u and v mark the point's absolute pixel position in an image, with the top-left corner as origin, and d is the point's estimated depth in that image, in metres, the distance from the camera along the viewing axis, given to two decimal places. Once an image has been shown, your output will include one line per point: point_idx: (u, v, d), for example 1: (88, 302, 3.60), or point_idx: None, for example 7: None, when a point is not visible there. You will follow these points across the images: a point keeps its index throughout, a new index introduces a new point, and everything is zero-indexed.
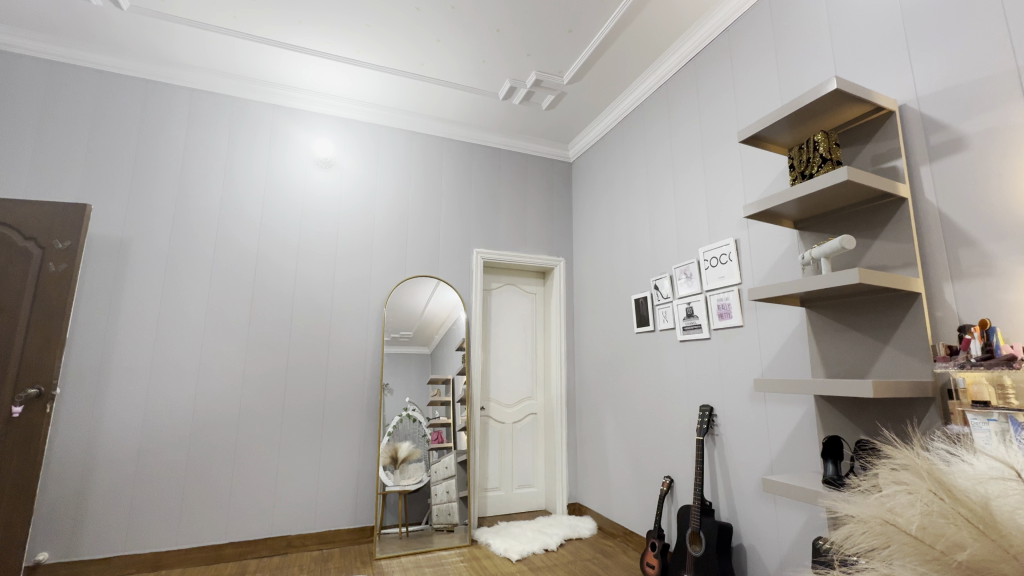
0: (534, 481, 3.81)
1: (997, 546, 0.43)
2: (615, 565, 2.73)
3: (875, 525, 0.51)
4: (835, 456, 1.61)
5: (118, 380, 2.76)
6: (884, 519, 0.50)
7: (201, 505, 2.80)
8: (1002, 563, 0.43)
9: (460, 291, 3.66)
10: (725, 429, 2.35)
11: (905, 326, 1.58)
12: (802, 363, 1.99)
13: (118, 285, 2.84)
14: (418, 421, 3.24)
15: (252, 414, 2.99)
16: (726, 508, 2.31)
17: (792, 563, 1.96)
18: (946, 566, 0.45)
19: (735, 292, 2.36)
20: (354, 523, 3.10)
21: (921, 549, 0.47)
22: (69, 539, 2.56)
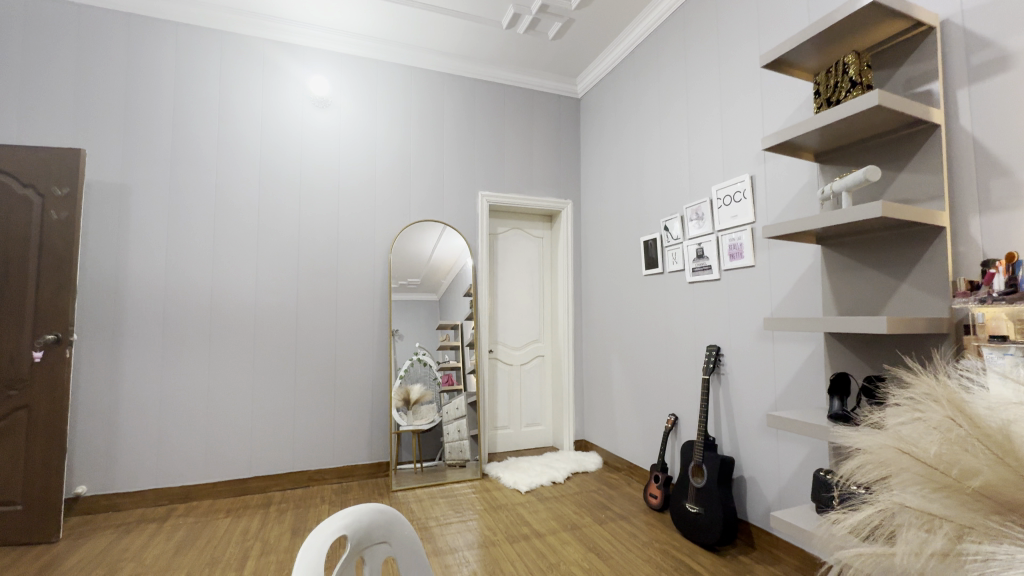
0: (542, 419, 3.93)
1: (1009, 470, 0.41)
2: (619, 496, 2.87)
3: (886, 454, 0.49)
4: (841, 392, 1.63)
5: (132, 327, 2.81)
6: (898, 448, 0.48)
7: (224, 444, 2.94)
8: (1013, 486, 0.41)
9: (466, 236, 3.61)
10: (731, 368, 2.37)
11: (925, 262, 1.52)
12: (813, 301, 1.96)
13: (121, 232, 2.82)
14: (428, 364, 3.33)
15: (266, 359, 3.06)
16: (728, 442, 2.37)
17: (791, 493, 2.03)
18: (959, 493, 0.44)
19: (748, 231, 2.29)
20: (370, 459, 3.25)
21: (936, 478, 0.45)
22: (104, 474, 2.71)
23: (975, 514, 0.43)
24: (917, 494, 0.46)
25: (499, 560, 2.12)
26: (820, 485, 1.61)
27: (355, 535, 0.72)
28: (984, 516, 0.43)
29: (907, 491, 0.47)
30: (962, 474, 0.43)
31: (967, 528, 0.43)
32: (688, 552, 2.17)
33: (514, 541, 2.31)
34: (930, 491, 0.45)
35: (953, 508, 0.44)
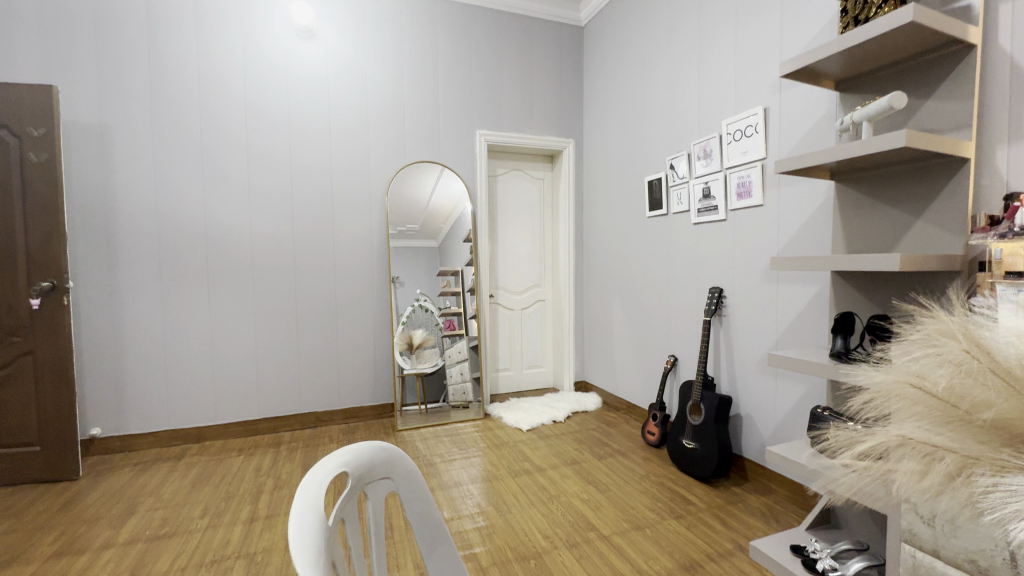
0: (543, 362, 4.00)
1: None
2: (617, 433, 2.96)
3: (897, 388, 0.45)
4: (845, 331, 1.61)
5: (128, 275, 2.78)
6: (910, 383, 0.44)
7: (230, 387, 3.00)
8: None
9: (465, 180, 3.50)
10: (733, 310, 2.36)
11: (943, 198, 1.45)
12: (822, 240, 1.90)
13: (107, 176, 2.72)
14: (429, 310, 3.34)
15: (267, 306, 3.06)
16: (727, 382, 2.41)
17: (786, 430, 2.08)
18: (967, 425, 0.40)
19: (758, 167, 2.19)
20: (376, 401, 3.33)
21: (942, 411, 0.41)
22: (116, 417, 2.79)
23: (982, 446, 0.39)
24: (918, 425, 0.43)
25: (501, 493, 2.21)
26: (816, 421, 1.64)
27: (355, 471, 0.71)
28: (993, 447, 0.39)
29: (911, 425, 0.44)
30: (972, 407, 0.39)
31: (972, 460, 0.40)
32: (683, 485, 2.25)
33: (517, 475, 2.40)
34: (937, 424, 0.42)
35: (957, 439, 0.40)
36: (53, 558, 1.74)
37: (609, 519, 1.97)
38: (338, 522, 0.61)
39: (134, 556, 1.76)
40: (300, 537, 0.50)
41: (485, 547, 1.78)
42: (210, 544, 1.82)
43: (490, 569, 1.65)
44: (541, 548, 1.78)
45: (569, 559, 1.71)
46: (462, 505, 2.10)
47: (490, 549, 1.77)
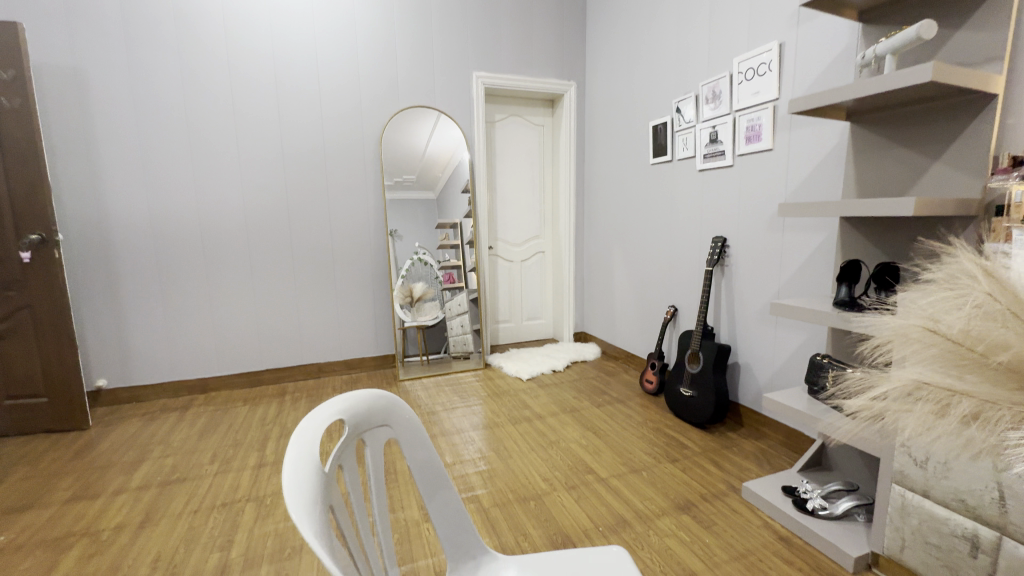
0: (542, 313, 4.01)
1: None
2: (616, 382, 3.01)
3: (908, 333, 0.42)
4: (850, 279, 1.59)
5: (118, 226, 2.72)
6: (921, 328, 0.40)
7: (231, 338, 3.01)
8: None
9: (462, 127, 3.36)
10: (736, 259, 2.33)
11: (965, 138, 1.38)
12: (832, 186, 1.84)
13: (87, 123, 2.60)
14: (429, 264, 3.32)
15: (263, 258, 3.02)
16: (726, 331, 2.41)
17: (783, 378, 2.10)
18: (984, 367, 0.37)
19: (769, 109, 2.08)
20: (377, 352, 3.37)
21: (954, 353, 0.39)
22: (121, 369, 2.82)
23: (998, 390, 0.37)
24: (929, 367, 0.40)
25: (502, 439, 2.27)
26: (814, 368, 1.65)
27: (352, 420, 0.69)
28: (1008, 391, 0.37)
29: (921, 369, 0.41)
30: (991, 348, 0.37)
31: (988, 404, 0.37)
32: (679, 430, 2.31)
33: (517, 422, 2.46)
34: (949, 367, 0.39)
35: (971, 383, 0.38)
36: (70, 502, 1.80)
37: (607, 463, 2.03)
38: (335, 469, 0.60)
39: (148, 500, 1.82)
40: (294, 485, 0.48)
41: (487, 490, 1.84)
42: (220, 488, 1.89)
43: (492, 510, 1.71)
44: (541, 490, 1.84)
45: (568, 500, 1.77)
46: (464, 451, 2.15)
47: (491, 491, 1.83)
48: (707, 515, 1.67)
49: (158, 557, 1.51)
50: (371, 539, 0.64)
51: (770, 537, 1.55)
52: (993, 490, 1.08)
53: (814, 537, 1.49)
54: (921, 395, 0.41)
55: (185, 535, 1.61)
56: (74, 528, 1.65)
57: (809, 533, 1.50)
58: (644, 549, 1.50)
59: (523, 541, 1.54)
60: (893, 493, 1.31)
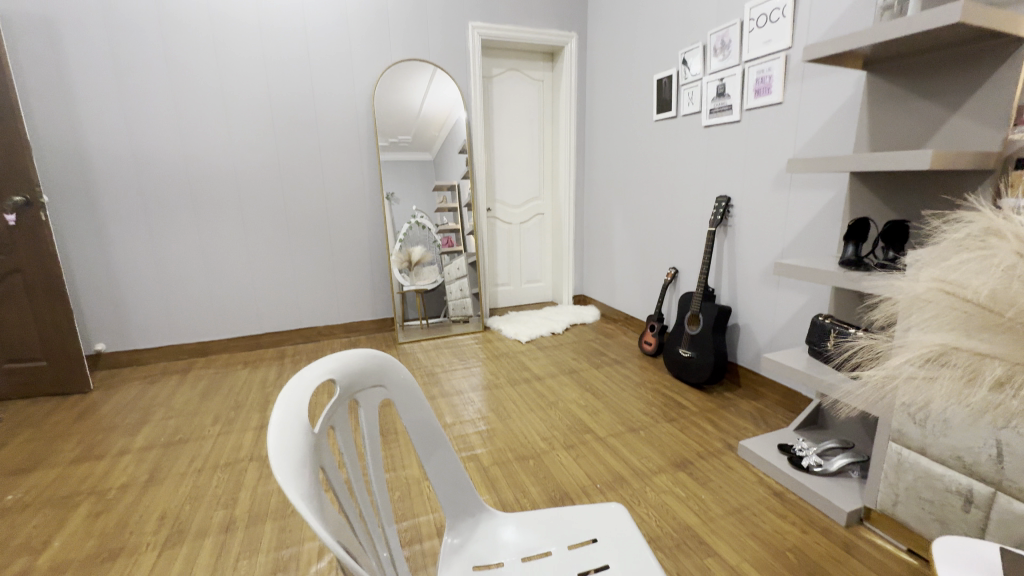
0: (541, 276, 3.98)
1: None
2: (614, 344, 3.01)
3: (925, 296, 0.42)
4: (857, 238, 1.54)
5: (105, 188, 2.65)
6: (940, 289, 0.41)
7: (228, 302, 2.99)
8: None
9: (458, 82, 3.21)
10: (739, 219, 2.27)
11: (990, 87, 1.30)
12: (844, 142, 1.76)
13: (63, 78, 2.48)
14: (427, 228, 3.26)
15: (256, 221, 2.96)
16: (727, 293, 2.39)
17: (783, 339, 2.09)
18: (1011, 330, 0.38)
19: (781, 59, 1.97)
20: (375, 315, 3.36)
21: (979, 317, 0.39)
22: (119, 333, 2.81)
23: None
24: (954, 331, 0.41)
25: (502, 400, 2.28)
26: (816, 329, 1.63)
27: (343, 379, 0.67)
28: None
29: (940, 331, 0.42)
30: (1020, 312, 0.37)
31: (1018, 365, 0.39)
32: (677, 391, 2.32)
33: (516, 383, 2.47)
34: (972, 329, 0.40)
35: (1001, 345, 0.39)
36: (75, 463, 1.83)
37: (605, 423, 2.05)
38: (326, 429, 0.58)
39: (152, 460, 1.84)
40: (280, 447, 0.46)
41: (486, 449, 1.87)
42: (223, 448, 1.91)
43: (492, 468, 1.74)
44: (540, 449, 1.86)
45: (566, 458, 1.79)
46: (464, 411, 2.17)
47: (491, 450, 1.86)
48: (703, 472, 1.69)
49: (164, 514, 1.54)
50: (367, 497, 0.64)
51: (765, 492, 1.58)
52: (991, 445, 1.08)
53: (807, 493, 1.52)
54: (948, 358, 0.42)
55: (189, 494, 1.64)
56: (80, 488, 1.68)
57: (803, 489, 1.53)
58: (641, 504, 1.53)
59: (522, 498, 1.56)
60: (889, 451, 1.32)
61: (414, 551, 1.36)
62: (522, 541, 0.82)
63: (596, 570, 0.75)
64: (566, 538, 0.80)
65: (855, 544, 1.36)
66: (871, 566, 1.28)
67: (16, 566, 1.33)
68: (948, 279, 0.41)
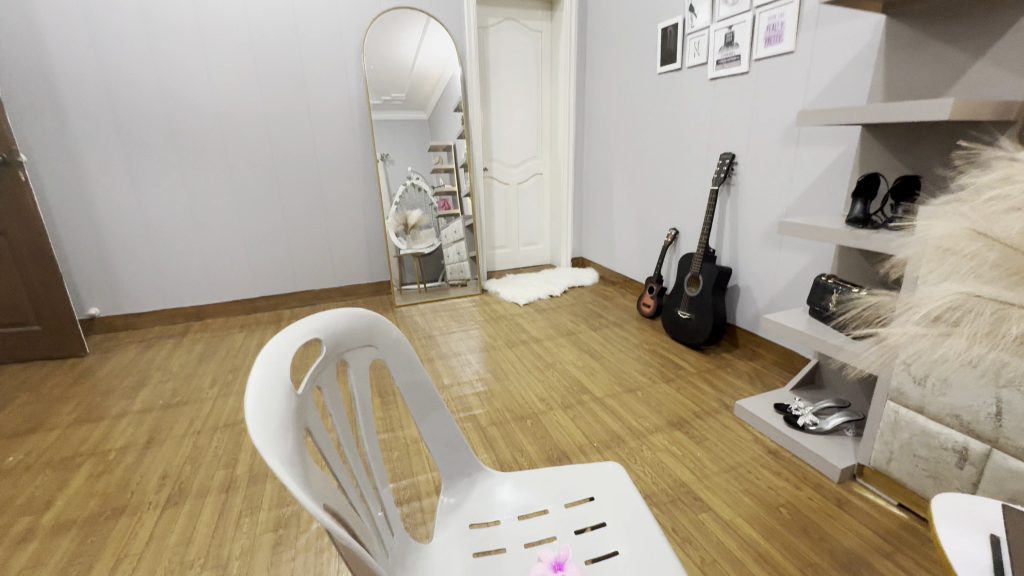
0: (539, 238, 3.92)
1: None
2: (613, 306, 3.00)
3: (950, 240, 0.38)
4: (866, 195, 1.49)
5: (87, 149, 2.55)
6: (970, 231, 0.37)
7: (221, 265, 2.94)
8: None
9: (452, 33, 3.05)
10: (743, 178, 2.20)
11: (1019, 30, 1.21)
12: (857, 93, 1.68)
13: (30, 27, 2.33)
14: (423, 190, 3.17)
15: (246, 183, 2.87)
16: (728, 254, 2.35)
17: (783, 300, 2.07)
18: None
19: (794, 4, 1.85)
20: (371, 279, 3.32)
21: (1011, 262, 0.35)
22: (112, 297, 2.78)
23: None
24: (984, 283, 0.37)
25: (499, 362, 2.28)
26: (818, 289, 1.60)
27: (330, 338, 0.63)
28: None
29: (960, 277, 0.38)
30: None
31: None
32: (675, 352, 2.32)
33: (514, 345, 2.47)
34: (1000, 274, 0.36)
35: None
36: (74, 425, 1.83)
37: (602, 383, 2.06)
38: (312, 389, 0.55)
39: (151, 422, 1.85)
40: (258, 408, 0.43)
41: (484, 409, 1.87)
42: (222, 410, 1.92)
43: (489, 428, 1.75)
44: (537, 409, 1.87)
45: (564, 418, 1.80)
46: (462, 373, 2.18)
47: (489, 410, 1.87)
48: (699, 431, 1.71)
49: (165, 474, 1.55)
50: (359, 458, 0.62)
51: (760, 450, 1.59)
52: (990, 405, 1.07)
53: (802, 450, 1.53)
54: (968, 305, 0.38)
55: (190, 454, 1.65)
56: (80, 449, 1.69)
57: (799, 447, 1.55)
58: (637, 462, 1.55)
59: (520, 457, 1.58)
60: (886, 410, 1.32)
61: (413, 508, 1.38)
62: (518, 500, 0.81)
63: (593, 528, 0.74)
64: (563, 497, 0.80)
65: (847, 499, 1.38)
66: (862, 520, 1.30)
67: (20, 525, 1.35)
68: (977, 220, 0.37)
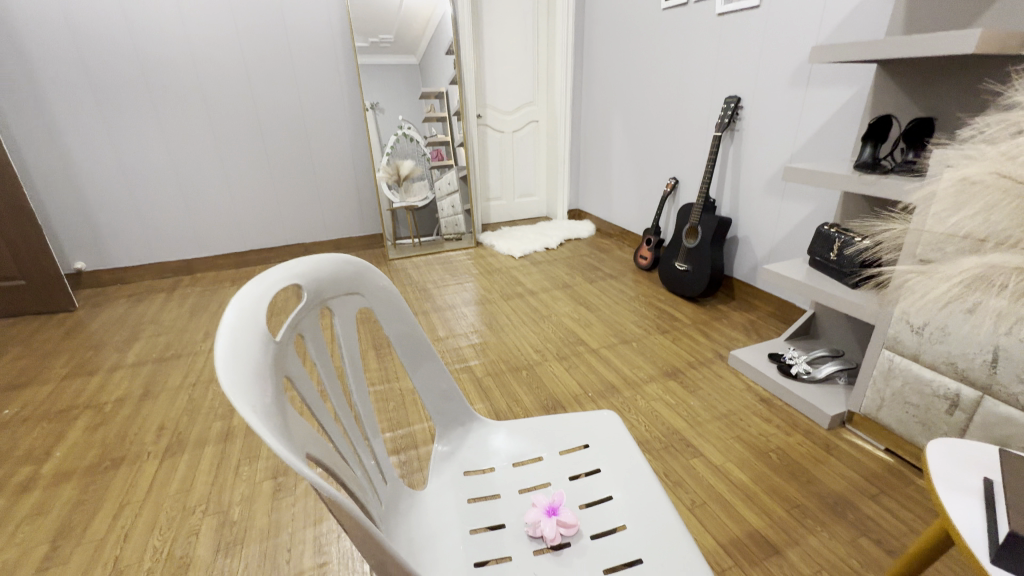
0: (535, 190, 3.82)
1: None
2: (609, 259, 2.96)
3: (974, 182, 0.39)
4: (876, 138, 1.43)
5: (54, 92, 2.38)
6: (994, 171, 0.38)
7: (208, 217, 2.86)
8: None
9: None
10: (748, 123, 2.11)
11: None
12: (875, 27, 1.57)
13: None
14: (415, 140, 3.05)
15: (227, 131, 2.73)
16: (728, 205, 2.30)
17: (782, 251, 2.04)
18: None
19: None
20: (363, 231, 3.25)
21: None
22: (97, 251, 2.70)
23: None
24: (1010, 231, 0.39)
25: (494, 314, 2.27)
26: (819, 237, 1.56)
27: (311, 285, 0.60)
28: None
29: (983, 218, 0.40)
30: None
31: None
32: (671, 304, 2.32)
33: (509, 298, 2.45)
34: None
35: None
36: (68, 379, 1.83)
37: (597, 335, 2.06)
38: (293, 337, 0.52)
39: (146, 375, 1.85)
40: (232, 356, 0.40)
41: (480, 360, 1.88)
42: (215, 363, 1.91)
43: (485, 379, 1.76)
44: (532, 360, 1.88)
45: (559, 369, 1.81)
46: (457, 325, 2.17)
47: (484, 361, 1.87)
48: (693, 380, 1.72)
49: (162, 425, 1.56)
50: (346, 408, 0.60)
51: (752, 398, 1.61)
52: (988, 353, 1.07)
53: (794, 398, 1.55)
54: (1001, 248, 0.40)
55: (186, 406, 1.65)
56: (75, 402, 1.68)
57: (790, 395, 1.57)
58: (632, 411, 1.57)
59: (515, 406, 1.60)
60: (881, 358, 1.32)
61: (409, 456, 1.40)
62: (512, 448, 0.81)
63: (587, 474, 0.74)
64: (558, 444, 0.79)
65: (835, 445, 1.41)
66: (849, 464, 1.33)
67: (20, 475, 1.36)
68: (1004, 161, 0.37)
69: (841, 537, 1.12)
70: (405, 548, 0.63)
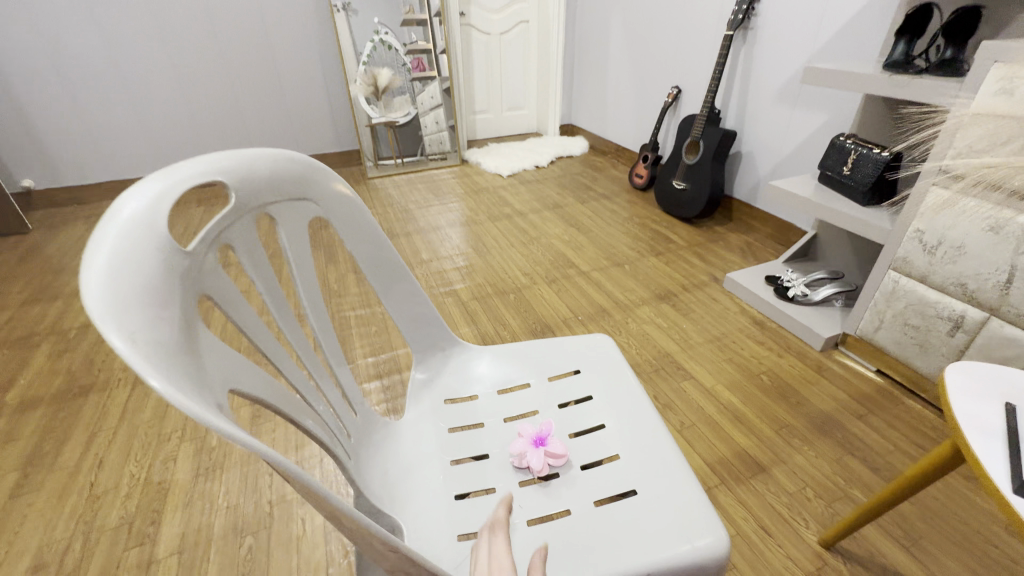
0: (525, 103, 3.53)
1: None
2: (602, 178, 2.80)
3: None
4: (913, 32, 1.25)
5: None
6: None
7: (165, 130, 2.59)
8: None
9: None
10: (765, 20, 1.87)
11: None
12: None
13: None
14: (393, 48, 2.72)
15: (175, 28, 2.38)
16: (733, 116, 2.12)
17: (788, 168, 1.91)
18: None
19: None
20: (340, 148, 3.01)
21: None
22: (46, 168, 2.46)
23: None
24: None
25: (481, 236, 2.15)
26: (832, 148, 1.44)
27: (243, 186, 0.48)
28: None
29: None
30: None
31: None
32: (666, 225, 2.21)
33: (497, 219, 2.32)
34: None
35: None
36: (26, 305, 1.71)
37: (589, 257, 1.97)
38: (215, 249, 0.42)
39: None
40: (112, 271, 0.30)
41: (465, 284, 1.79)
42: None
43: (471, 303, 1.69)
44: (521, 283, 1.80)
45: (548, 293, 1.74)
46: (442, 248, 2.05)
47: (470, 285, 1.79)
48: (687, 303, 1.67)
49: None
50: (298, 330, 0.52)
51: (745, 321, 1.57)
52: (1004, 273, 1.00)
53: (788, 321, 1.51)
54: None
55: None
56: (36, 329, 1.59)
57: (784, 317, 1.53)
58: (623, 335, 1.52)
59: (502, 331, 1.54)
60: (885, 279, 1.25)
61: (392, 381, 1.36)
62: (497, 374, 0.74)
63: (577, 402, 0.69)
64: (547, 370, 0.73)
65: (827, 367, 1.39)
66: (839, 385, 1.32)
67: None
68: None
69: (827, 455, 1.12)
70: (378, 484, 0.58)
